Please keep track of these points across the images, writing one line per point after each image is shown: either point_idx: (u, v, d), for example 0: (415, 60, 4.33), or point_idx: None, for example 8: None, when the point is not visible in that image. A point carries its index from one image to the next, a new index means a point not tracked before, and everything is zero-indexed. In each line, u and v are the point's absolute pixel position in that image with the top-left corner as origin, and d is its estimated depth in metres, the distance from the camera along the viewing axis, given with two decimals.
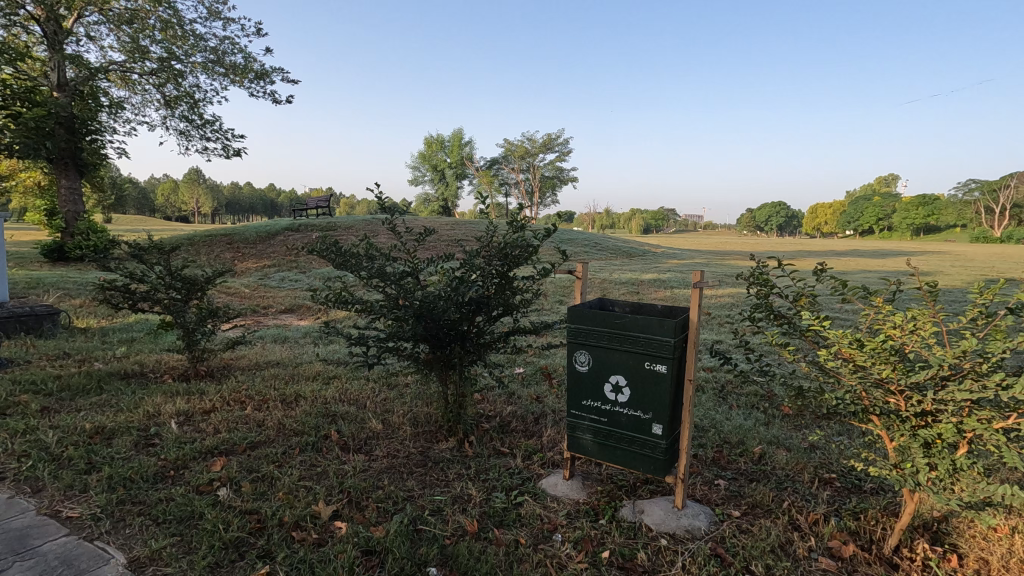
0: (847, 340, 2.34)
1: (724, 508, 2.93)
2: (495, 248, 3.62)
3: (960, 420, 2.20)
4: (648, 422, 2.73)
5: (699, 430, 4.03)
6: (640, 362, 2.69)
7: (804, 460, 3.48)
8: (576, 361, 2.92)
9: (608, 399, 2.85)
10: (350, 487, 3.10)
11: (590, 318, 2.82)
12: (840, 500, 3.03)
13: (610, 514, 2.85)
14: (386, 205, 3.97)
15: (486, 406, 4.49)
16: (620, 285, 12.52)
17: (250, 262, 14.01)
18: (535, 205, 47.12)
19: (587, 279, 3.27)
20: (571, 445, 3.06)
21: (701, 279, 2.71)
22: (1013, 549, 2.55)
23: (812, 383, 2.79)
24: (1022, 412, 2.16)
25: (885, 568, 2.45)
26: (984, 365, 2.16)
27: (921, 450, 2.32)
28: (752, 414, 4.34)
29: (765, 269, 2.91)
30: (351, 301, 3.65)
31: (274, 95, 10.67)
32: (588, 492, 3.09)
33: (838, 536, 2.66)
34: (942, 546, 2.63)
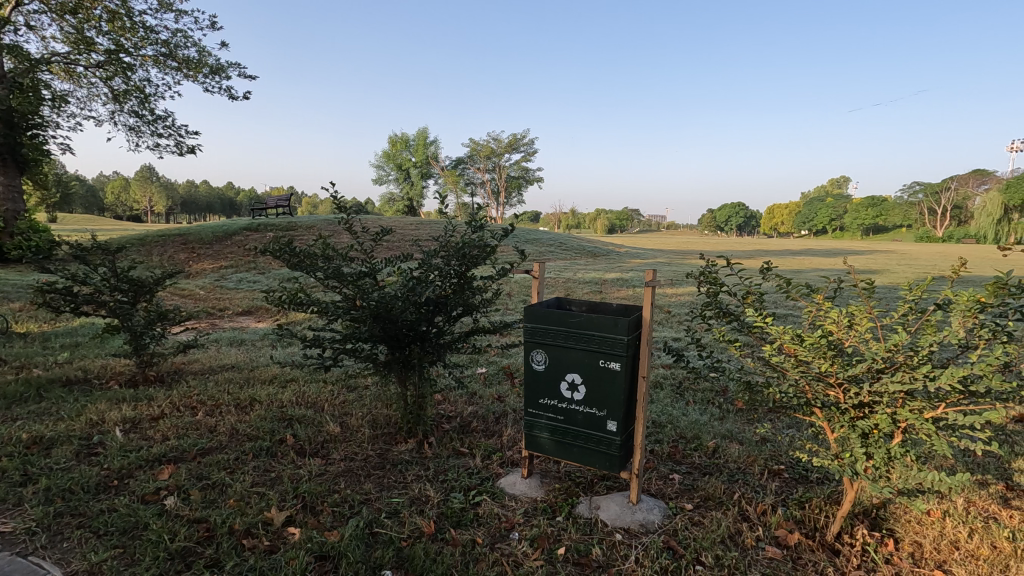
0: (789, 336, 2.44)
1: (677, 501, 3.00)
2: (452, 247, 3.60)
3: (894, 411, 2.31)
4: (603, 419, 2.78)
5: (656, 426, 4.12)
6: (594, 360, 2.73)
7: (755, 453, 3.60)
8: (533, 360, 2.94)
9: (564, 397, 2.88)
10: (305, 491, 3.04)
11: (546, 317, 2.85)
12: (788, 490, 3.15)
13: (567, 511, 2.88)
14: (342, 204, 3.90)
15: (447, 407, 4.47)
16: (584, 285, 12.64)
17: (207, 262, 13.62)
18: (501, 205, 47.17)
19: (544, 278, 3.29)
20: (529, 443, 3.08)
21: (653, 277, 2.77)
22: (944, 532, 2.70)
23: (760, 377, 2.88)
24: (949, 401, 2.29)
25: (828, 555, 2.55)
26: (915, 358, 2.28)
27: (859, 440, 2.42)
28: (707, 410, 4.46)
29: (714, 267, 2.99)
30: (306, 302, 3.58)
31: (230, 91, 10.31)
32: (546, 489, 3.12)
33: (784, 525, 2.76)
34: (880, 531, 2.76)
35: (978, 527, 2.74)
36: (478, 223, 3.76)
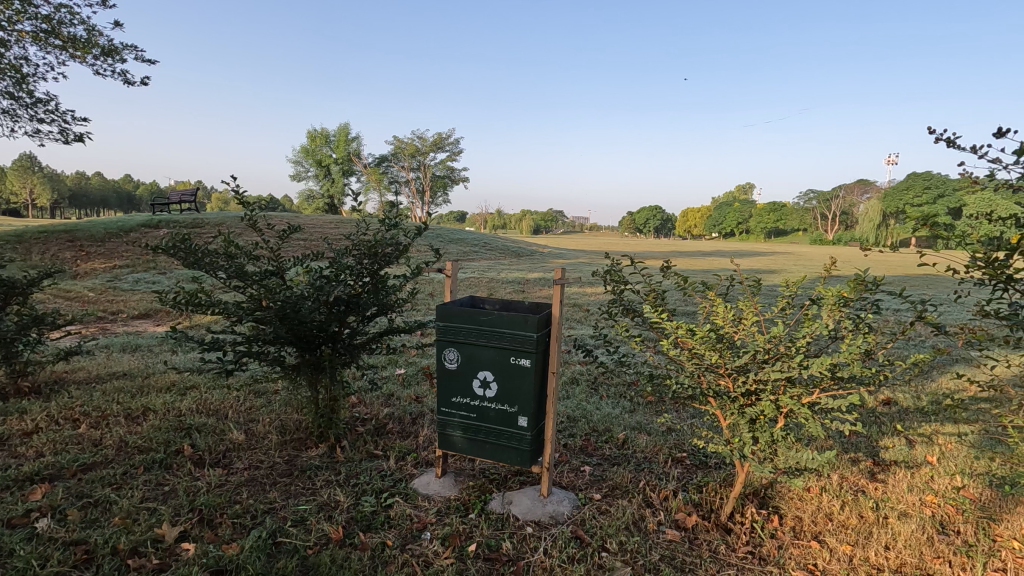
0: (684, 330, 2.60)
1: (587, 492, 3.11)
2: (365, 246, 3.51)
3: (776, 398, 2.52)
4: (514, 415, 2.82)
5: (570, 420, 4.24)
6: (506, 357, 2.77)
7: (661, 442, 3.80)
8: (445, 358, 2.93)
9: (476, 395, 2.89)
10: (203, 504, 2.86)
11: (458, 316, 2.85)
12: (689, 476, 3.35)
13: (480, 507, 2.90)
14: (245, 199, 3.68)
15: (363, 409, 4.36)
16: (507, 284, 12.76)
17: (98, 262, 12.42)
18: (426, 205, 46.58)
19: (456, 277, 3.29)
20: (442, 442, 3.07)
21: (564, 274, 2.86)
22: (821, 506, 2.98)
23: (661, 370, 3.04)
24: (823, 387, 2.53)
25: (720, 534, 2.74)
26: (794, 348, 2.50)
27: (747, 426, 2.62)
28: (619, 403, 4.64)
29: (619, 266, 3.13)
30: (205, 303, 3.36)
31: (126, 75, 9.31)
32: (459, 487, 3.12)
33: (684, 508, 2.93)
34: (768, 509, 2.99)
35: (848, 500, 3.05)
36: (391, 222, 3.70)
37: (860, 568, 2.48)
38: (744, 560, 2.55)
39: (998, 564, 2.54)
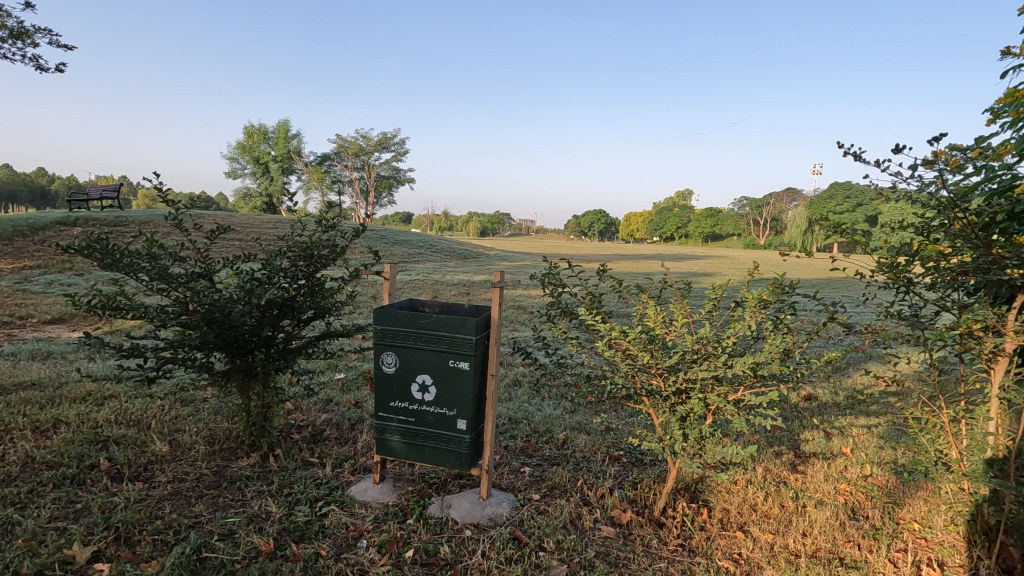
0: (618, 332, 2.68)
1: (525, 492, 3.14)
2: (299, 247, 3.40)
3: (704, 396, 2.64)
4: (453, 418, 2.82)
5: (512, 422, 4.27)
6: (444, 360, 2.77)
7: (600, 441, 3.89)
8: (383, 362, 2.89)
9: (414, 399, 2.86)
10: (119, 521, 2.69)
11: (395, 319, 2.82)
12: (625, 473, 3.45)
13: (418, 512, 2.88)
14: (169, 197, 3.49)
15: (299, 416, 4.22)
16: (452, 287, 12.70)
17: (5, 262, 11.43)
18: (370, 205, 45.68)
19: (395, 279, 3.25)
20: (380, 448, 3.02)
21: (501, 279, 2.93)
22: (746, 498, 3.14)
23: (597, 370, 3.12)
24: (746, 384, 2.67)
25: (653, 528, 2.83)
26: (720, 348, 2.62)
27: (678, 423, 2.74)
28: (560, 404, 4.72)
29: (557, 269, 3.18)
30: (124, 307, 3.15)
31: (35, 60, 8.51)
32: (398, 493, 3.08)
33: (619, 505, 3.02)
34: (698, 502, 3.13)
35: (771, 491, 3.23)
36: (328, 223, 3.61)
37: (780, 555, 2.63)
38: (675, 553, 2.65)
39: (900, 544, 2.77)
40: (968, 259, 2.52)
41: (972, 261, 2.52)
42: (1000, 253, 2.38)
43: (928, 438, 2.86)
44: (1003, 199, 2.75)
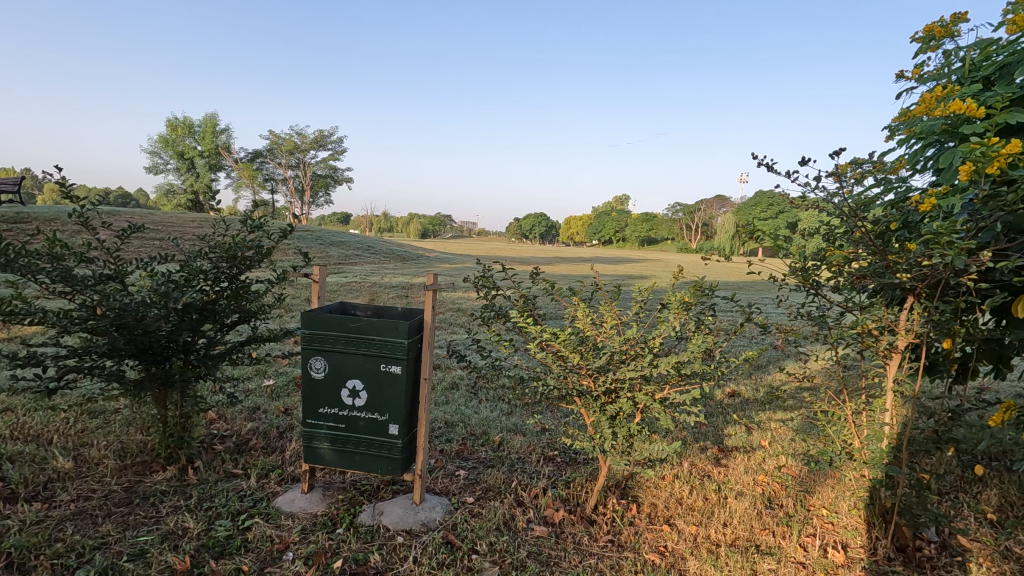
0: (550, 335, 2.72)
1: (460, 496, 3.13)
2: (222, 248, 3.22)
3: (632, 395, 2.74)
4: (385, 423, 2.77)
5: (448, 425, 4.24)
6: (375, 364, 2.72)
7: (535, 442, 3.94)
8: (311, 367, 2.79)
9: (344, 404, 2.79)
10: (12, 547, 2.46)
11: (325, 323, 2.74)
12: (558, 473, 3.51)
13: (349, 521, 2.80)
14: (75, 194, 3.22)
15: (222, 425, 4.01)
16: (391, 289, 12.48)
17: None
18: (306, 205, 44.15)
19: (324, 282, 3.16)
20: (307, 456, 2.91)
21: (434, 282, 2.92)
22: (673, 492, 3.28)
23: (529, 373, 3.15)
24: (672, 383, 2.79)
25: (585, 526, 2.90)
26: (647, 349, 2.72)
27: (608, 422, 2.84)
28: (497, 406, 4.74)
29: (490, 271, 3.20)
30: (20, 312, 2.88)
31: None
32: (328, 502, 2.99)
33: (552, 505, 3.06)
34: (628, 498, 3.23)
35: (696, 484, 3.38)
36: (254, 222, 3.44)
37: (703, 545, 2.76)
38: (604, 548, 2.73)
39: (810, 530, 2.97)
40: (867, 264, 2.74)
41: (870, 266, 2.74)
42: (893, 258, 2.61)
43: (835, 430, 3.09)
44: (895, 209, 3.02)
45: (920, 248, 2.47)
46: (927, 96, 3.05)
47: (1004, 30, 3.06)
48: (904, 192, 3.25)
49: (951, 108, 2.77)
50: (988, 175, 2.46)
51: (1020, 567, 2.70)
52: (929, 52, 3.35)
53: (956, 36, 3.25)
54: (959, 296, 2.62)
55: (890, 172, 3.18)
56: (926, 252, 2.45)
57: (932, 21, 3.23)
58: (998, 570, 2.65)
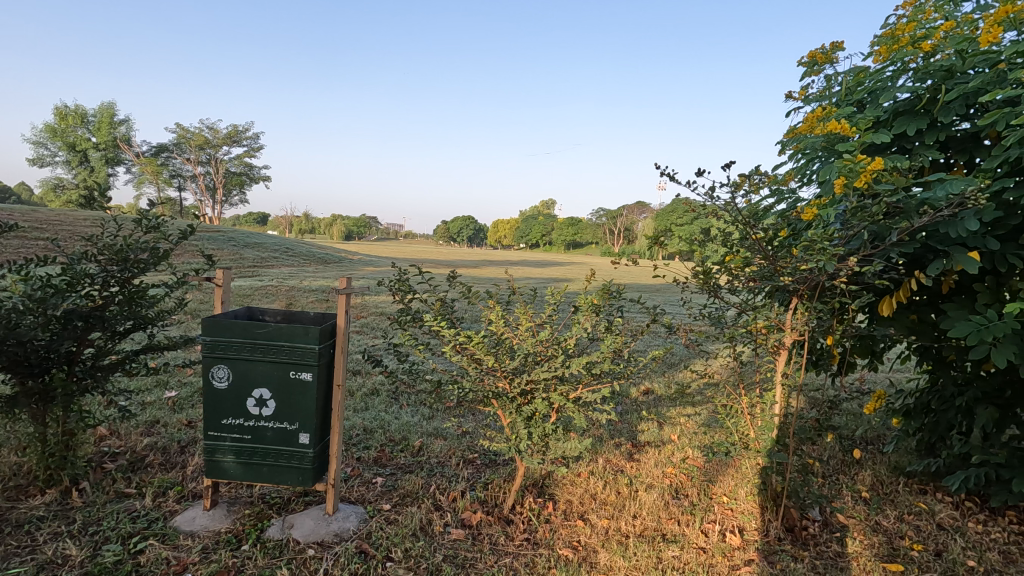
0: (465, 338, 2.75)
1: (376, 503, 3.07)
2: (112, 250, 2.97)
3: (547, 395, 2.82)
4: (294, 433, 2.67)
5: (366, 432, 4.15)
6: (284, 372, 2.62)
7: (456, 446, 3.94)
8: (213, 377, 2.64)
9: (250, 414, 2.67)
10: None
11: (228, 329, 2.60)
12: (478, 475, 3.53)
13: (255, 537, 2.68)
14: None
15: (114, 442, 3.69)
16: (310, 293, 12.00)
17: None
18: (218, 204, 41.55)
19: (229, 286, 2.99)
20: (209, 471, 2.75)
21: (348, 286, 2.86)
22: (588, 487, 3.39)
23: (446, 376, 3.16)
24: (584, 383, 2.89)
25: (501, 526, 2.93)
26: (559, 350, 2.81)
27: (524, 422, 2.90)
28: (418, 411, 4.69)
29: (407, 275, 3.18)
30: None
31: None
32: (233, 518, 2.84)
33: (470, 507, 3.08)
34: (545, 496, 3.30)
35: (609, 479, 3.52)
36: (150, 223, 3.20)
37: (613, 538, 2.88)
38: (520, 547, 2.78)
39: (711, 516, 3.18)
40: (759, 268, 2.97)
41: (761, 270, 2.97)
42: (779, 263, 2.85)
43: (733, 421, 3.32)
44: (784, 218, 3.30)
45: (801, 254, 2.72)
46: (810, 116, 3.37)
47: (873, 59, 3.44)
48: (793, 202, 3.56)
49: (828, 127, 3.07)
50: (858, 189, 2.74)
51: (886, 538, 3.03)
52: (813, 75, 3.70)
53: (835, 62, 3.61)
54: (835, 297, 2.91)
55: (780, 184, 3.46)
56: (806, 258, 2.70)
57: (815, 48, 3.56)
58: (869, 543, 2.96)
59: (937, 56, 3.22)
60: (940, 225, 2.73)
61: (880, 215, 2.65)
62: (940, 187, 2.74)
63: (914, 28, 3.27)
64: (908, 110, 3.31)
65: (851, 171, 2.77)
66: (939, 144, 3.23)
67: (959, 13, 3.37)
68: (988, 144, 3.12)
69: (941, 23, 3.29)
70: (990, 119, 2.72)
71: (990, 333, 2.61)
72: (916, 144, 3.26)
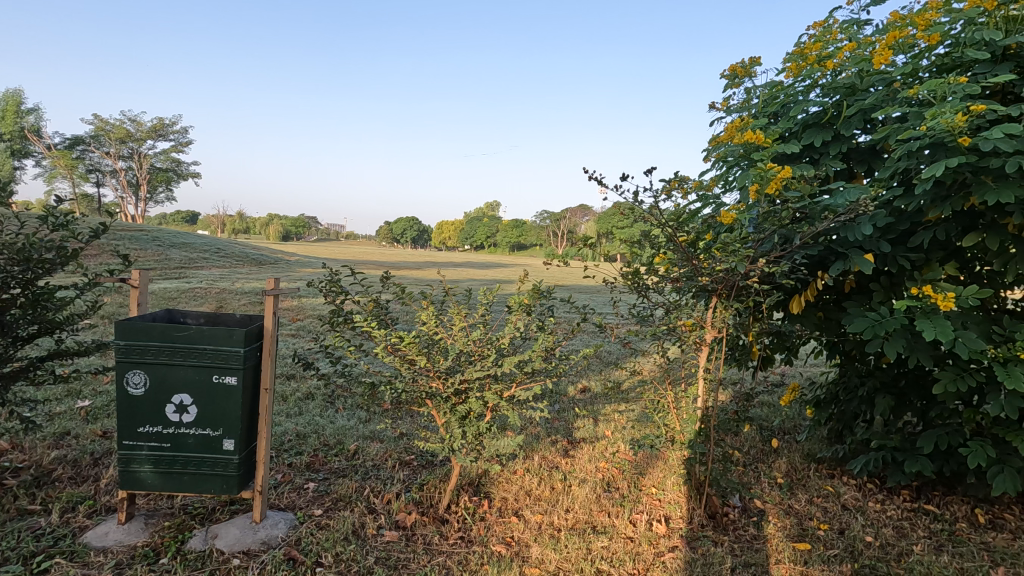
0: (397, 338, 2.74)
1: (307, 509, 3.01)
2: (11, 249, 2.74)
3: (481, 394, 2.86)
4: (218, 439, 2.58)
5: (299, 437, 4.04)
6: (207, 376, 2.52)
7: (392, 448, 3.91)
8: (128, 383, 2.50)
9: (170, 421, 2.55)
10: None
11: (144, 332, 2.48)
12: (414, 476, 3.52)
13: (175, 549, 2.56)
14: None
15: (16, 456, 3.42)
16: (242, 295, 11.51)
17: None
18: (141, 202, 39.06)
19: (147, 288, 2.84)
20: (124, 483, 2.60)
21: (276, 287, 2.78)
22: (523, 484, 3.46)
23: (379, 378, 3.13)
24: (517, 382, 2.94)
25: (436, 526, 2.94)
26: (492, 349, 2.85)
27: (458, 422, 2.93)
28: (354, 414, 4.62)
29: (338, 276, 3.12)
30: None
31: None
32: (151, 531, 2.70)
33: (404, 508, 3.07)
34: (481, 494, 3.34)
35: (544, 475, 3.59)
36: (58, 220, 2.98)
37: (545, 532, 2.95)
38: (454, 546, 2.80)
39: (640, 507, 3.31)
40: (682, 268, 3.13)
41: (684, 270, 3.13)
42: (701, 264, 3.01)
43: (660, 416, 3.48)
44: (707, 222, 3.48)
45: (719, 255, 2.89)
46: (729, 125, 3.58)
47: (786, 75, 3.69)
48: (716, 207, 3.76)
49: (746, 137, 3.27)
50: (770, 195, 2.94)
51: (797, 520, 3.26)
52: (734, 88, 3.92)
53: (753, 76, 3.85)
54: (751, 297, 3.11)
55: (705, 189, 3.65)
56: (724, 260, 2.86)
57: (735, 62, 3.79)
58: (781, 525, 3.17)
59: (840, 74, 3.50)
60: (841, 230, 2.98)
61: (788, 220, 2.86)
62: (841, 194, 2.98)
63: (820, 47, 3.54)
64: (816, 123, 3.57)
65: (763, 178, 2.97)
66: (842, 155, 3.51)
67: (861, 35, 3.66)
68: (884, 156, 3.42)
69: (844, 44, 3.57)
70: (883, 133, 2.99)
71: (883, 328, 2.87)
72: (823, 154, 3.53)
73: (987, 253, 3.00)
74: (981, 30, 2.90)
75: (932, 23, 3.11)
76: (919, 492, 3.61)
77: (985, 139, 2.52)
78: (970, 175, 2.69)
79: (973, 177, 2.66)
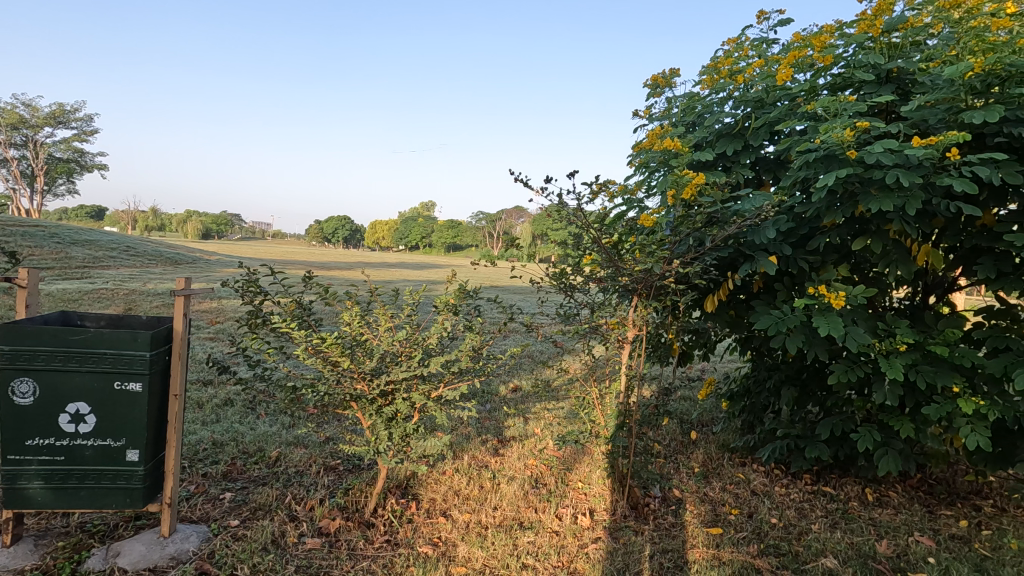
0: (319, 339, 2.66)
1: (222, 520, 2.86)
2: None
3: (408, 395, 2.83)
4: (120, 450, 2.41)
5: (216, 445, 3.84)
6: (107, 383, 2.35)
7: (317, 453, 3.79)
8: (14, 392, 2.29)
9: (64, 433, 2.36)
10: None
11: (34, 337, 2.27)
12: (339, 481, 3.44)
13: (70, 571, 2.37)
14: None
15: None
16: (156, 296, 10.76)
17: None
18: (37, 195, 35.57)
19: (37, 288, 2.60)
20: (9, 502, 2.37)
21: (187, 286, 2.63)
22: (451, 484, 3.46)
23: (301, 381, 3.02)
24: (444, 381, 2.94)
25: (361, 530, 2.89)
26: (419, 349, 2.83)
27: (384, 424, 2.88)
28: (276, 420, 4.43)
29: (258, 275, 2.99)
30: None
31: None
32: (41, 553, 2.48)
33: (328, 514, 2.98)
34: (408, 497, 3.31)
35: (473, 474, 3.61)
36: None
37: (472, 530, 2.97)
38: (379, 549, 2.76)
39: (566, 501, 3.40)
40: (605, 269, 3.24)
41: (607, 270, 3.24)
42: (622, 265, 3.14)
43: (585, 412, 3.58)
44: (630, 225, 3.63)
45: (639, 257, 3.02)
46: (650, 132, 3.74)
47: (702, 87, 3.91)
48: (639, 210, 3.93)
49: (664, 144, 3.44)
50: (685, 200, 3.11)
51: (711, 506, 3.46)
52: (655, 97, 4.11)
53: (673, 86, 4.04)
54: (668, 297, 3.27)
55: (628, 192, 3.80)
56: (643, 261, 3.00)
57: (656, 73, 3.97)
58: (696, 512, 3.36)
59: (750, 89, 3.74)
60: (749, 233, 3.19)
61: (701, 224, 3.03)
62: (749, 200, 3.19)
63: (732, 62, 3.78)
64: (729, 133, 3.80)
65: (679, 183, 3.13)
66: (751, 164, 3.76)
67: (769, 53, 3.94)
68: (787, 166, 3.69)
69: (754, 60, 3.83)
70: (785, 145, 3.23)
71: (785, 325, 3.10)
72: (735, 163, 3.76)
73: (873, 255, 3.31)
74: (867, 53, 3.20)
75: (828, 45, 3.39)
76: (818, 476, 3.92)
77: (869, 152, 2.77)
78: (858, 185, 2.95)
79: (859, 187, 2.93)
